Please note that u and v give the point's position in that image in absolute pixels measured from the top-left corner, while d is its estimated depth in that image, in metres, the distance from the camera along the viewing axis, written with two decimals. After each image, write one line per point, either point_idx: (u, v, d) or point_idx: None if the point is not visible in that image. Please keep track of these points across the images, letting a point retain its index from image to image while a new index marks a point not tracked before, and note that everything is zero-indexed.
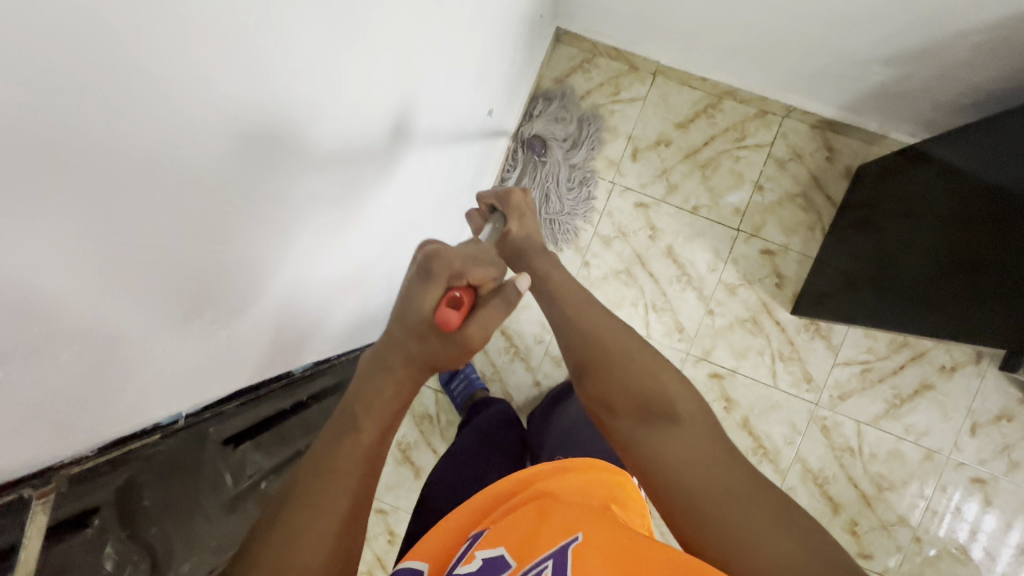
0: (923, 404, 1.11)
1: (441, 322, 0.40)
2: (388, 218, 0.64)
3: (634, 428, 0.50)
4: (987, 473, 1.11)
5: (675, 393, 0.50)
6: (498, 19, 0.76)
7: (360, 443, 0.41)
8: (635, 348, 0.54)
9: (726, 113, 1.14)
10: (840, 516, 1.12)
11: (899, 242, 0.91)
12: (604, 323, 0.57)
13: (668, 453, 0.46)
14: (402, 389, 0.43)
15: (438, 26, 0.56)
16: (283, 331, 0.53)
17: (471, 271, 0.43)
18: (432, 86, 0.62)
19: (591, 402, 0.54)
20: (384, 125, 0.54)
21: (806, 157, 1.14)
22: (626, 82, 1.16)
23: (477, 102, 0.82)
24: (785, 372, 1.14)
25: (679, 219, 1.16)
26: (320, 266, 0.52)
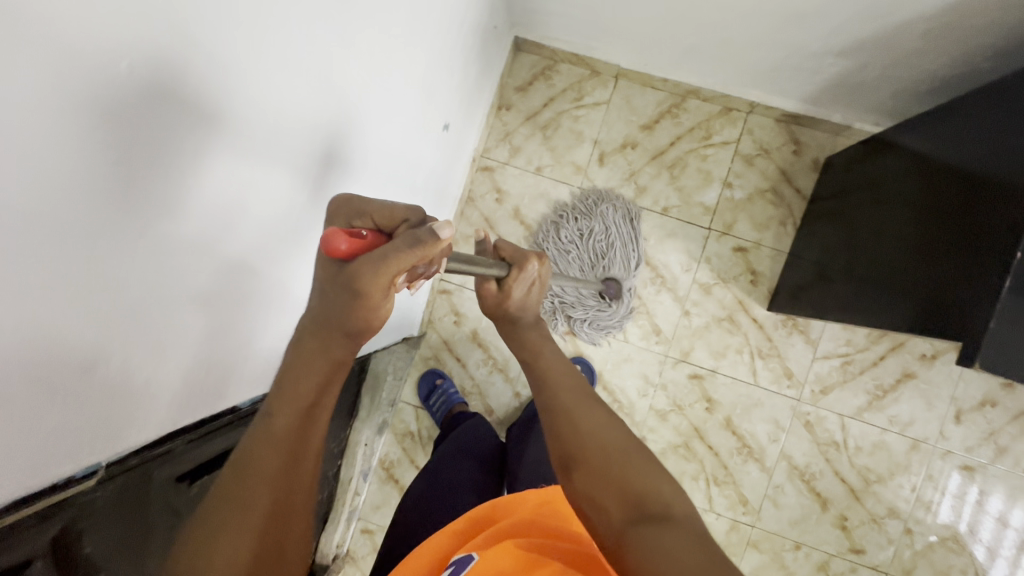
0: (906, 394, 1.10)
1: (327, 245, 0.38)
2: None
3: (628, 523, 0.44)
4: (975, 461, 1.09)
5: (670, 495, 0.46)
6: (442, 34, 0.76)
7: (276, 427, 0.40)
8: (629, 447, 0.51)
9: (690, 112, 1.14)
10: (829, 512, 1.11)
11: (871, 232, 0.89)
12: (589, 414, 0.55)
13: (663, 548, 0.41)
14: (313, 365, 0.43)
15: (374, 49, 0.57)
16: (231, 353, 0.53)
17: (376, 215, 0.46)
18: (375, 109, 0.62)
19: (580, 499, 0.49)
20: (326, 150, 0.54)
21: (773, 151, 1.13)
22: (589, 87, 1.15)
23: (429, 117, 0.82)
24: (766, 369, 1.13)
25: (650, 221, 1.15)
26: (267, 284, 0.54)
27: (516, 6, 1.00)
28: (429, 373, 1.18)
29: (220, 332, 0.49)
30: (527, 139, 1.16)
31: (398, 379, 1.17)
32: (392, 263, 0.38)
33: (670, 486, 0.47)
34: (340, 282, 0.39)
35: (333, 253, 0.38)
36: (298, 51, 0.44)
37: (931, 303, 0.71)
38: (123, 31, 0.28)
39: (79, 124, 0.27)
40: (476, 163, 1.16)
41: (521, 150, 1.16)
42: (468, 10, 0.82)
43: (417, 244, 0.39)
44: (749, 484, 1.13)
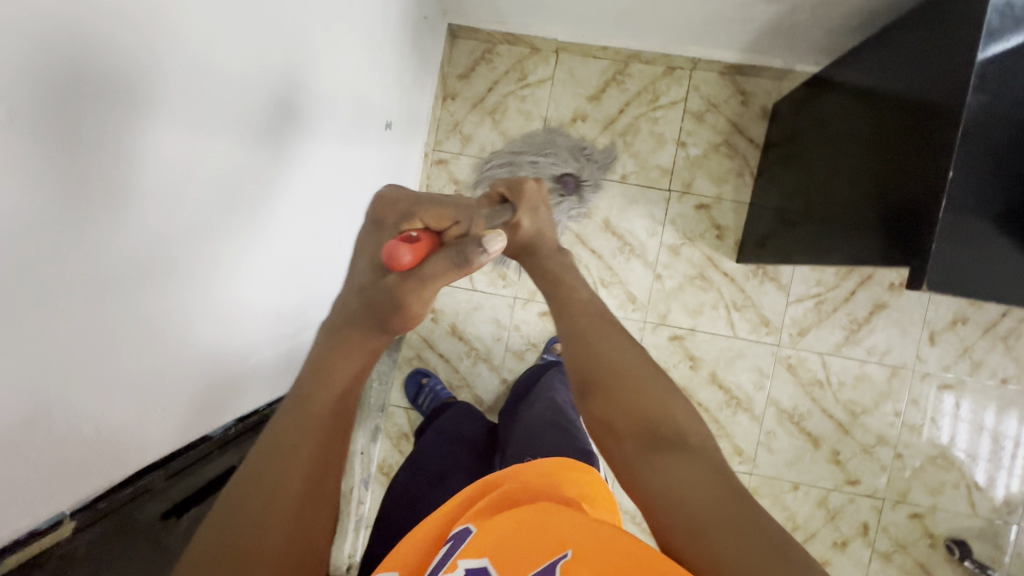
0: (881, 323, 1.12)
1: (392, 260, 0.42)
2: (284, 248, 0.65)
3: (639, 453, 0.41)
4: (953, 378, 1.12)
5: (685, 422, 0.43)
6: (367, 33, 0.74)
7: (313, 411, 0.39)
8: (646, 372, 0.46)
9: (635, 77, 1.13)
10: (821, 449, 1.14)
11: (824, 173, 0.89)
12: (609, 340, 0.49)
13: (678, 481, 0.38)
14: (351, 354, 0.42)
15: (296, 52, 0.55)
16: (190, 376, 0.53)
17: (420, 213, 0.47)
18: (310, 113, 0.62)
19: (593, 423, 0.46)
20: (258, 159, 0.53)
21: (721, 105, 1.13)
22: (531, 65, 1.14)
23: (368, 120, 0.81)
24: (743, 320, 1.14)
25: (611, 190, 1.15)
26: (213, 305, 0.53)
27: None
28: (415, 373, 1.18)
29: (165, 361, 0.48)
30: (477, 126, 1.15)
31: (384, 385, 1.17)
32: (434, 282, 0.42)
33: (687, 412, 0.44)
34: (387, 286, 0.42)
35: (398, 267, 0.42)
36: (209, 58, 0.42)
37: (881, 237, 0.71)
38: (46, 27, 0.29)
39: (19, 124, 0.29)
40: (430, 158, 1.15)
41: (472, 138, 1.15)
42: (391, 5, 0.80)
43: (464, 258, 0.42)
44: (741, 434, 1.15)
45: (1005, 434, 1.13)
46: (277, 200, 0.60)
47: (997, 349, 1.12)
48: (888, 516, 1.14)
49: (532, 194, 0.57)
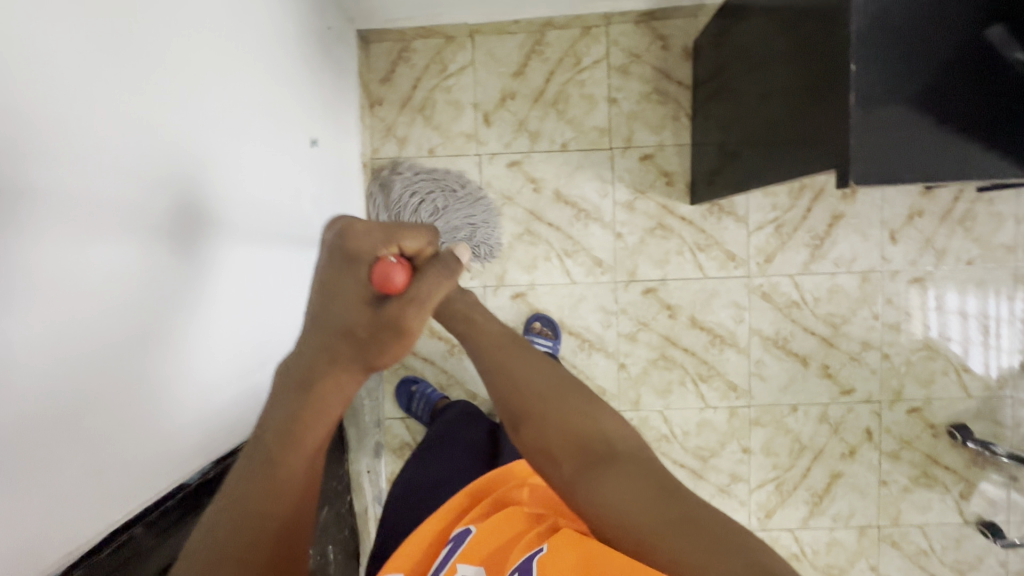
0: (842, 233, 1.14)
1: (386, 281, 0.44)
2: (227, 289, 0.64)
3: (578, 473, 0.48)
4: (922, 271, 1.15)
5: (607, 430, 0.50)
6: (266, 61, 0.73)
7: (280, 479, 0.44)
8: (563, 392, 0.53)
9: (553, 44, 1.13)
10: (811, 366, 1.16)
11: (757, 97, 0.88)
12: (524, 364, 0.55)
13: (607, 491, 0.45)
14: (325, 410, 0.47)
15: (187, 87, 0.55)
16: (150, 436, 0.52)
17: (402, 238, 0.46)
18: (211, 146, 0.59)
19: (530, 451, 0.51)
20: (173, 199, 0.53)
21: (644, 54, 1.13)
22: (450, 54, 1.13)
23: (287, 136, 0.80)
24: (710, 260, 1.15)
25: (555, 161, 1.14)
26: (159, 353, 0.52)
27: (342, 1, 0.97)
28: (404, 383, 1.17)
29: (115, 414, 0.47)
30: (410, 126, 1.15)
31: (375, 400, 1.17)
32: (435, 296, 0.46)
33: (609, 417, 0.52)
34: (380, 320, 0.45)
35: (391, 287, 0.45)
36: (81, 97, 0.42)
37: (811, 154, 0.72)
38: None
39: None
40: (370, 167, 1.15)
41: (408, 139, 1.15)
42: (286, 28, 0.79)
43: (451, 272, 0.47)
44: (732, 369, 1.17)
45: (981, 313, 1.15)
46: (208, 240, 0.59)
47: (957, 234, 1.14)
48: (888, 416, 1.17)
49: None
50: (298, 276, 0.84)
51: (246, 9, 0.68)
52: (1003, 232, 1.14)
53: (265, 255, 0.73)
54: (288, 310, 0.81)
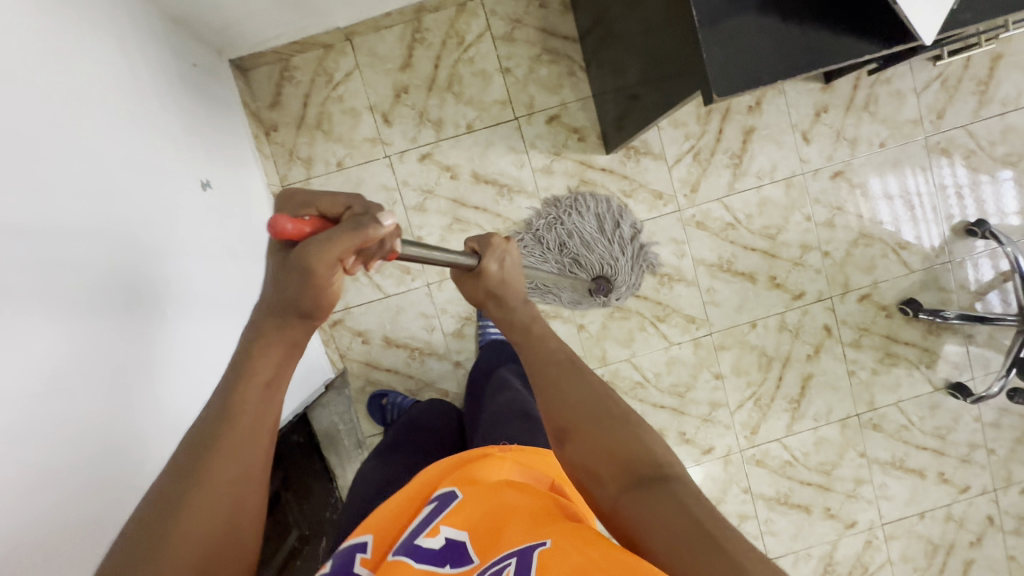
0: (758, 146, 1.16)
1: (275, 230, 0.39)
2: (155, 341, 0.67)
3: (621, 489, 0.42)
4: (840, 164, 1.17)
5: (661, 452, 0.44)
6: (127, 115, 0.70)
7: (237, 401, 0.41)
8: (616, 413, 0.48)
9: (433, 29, 1.11)
10: (759, 282, 1.19)
11: (640, 33, 0.87)
12: (574, 385, 0.51)
13: (656, 513, 0.39)
14: (274, 344, 0.44)
15: (45, 176, 0.54)
16: (63, 506, 0.51)
17: (319, 202, 0.43)
18: (69, 199, 0.56)
19: (575, 468, 0.46)
20: (64, 283, 0.54)
21: (524, 16, 1.12)
22: (332, 63, 1.11)
23: (169, 173, 0.77)
24: (639, 204, 1.16)
25: (464, 144, 1.13)
26: (99, 421, 0.56)
27: (203, 35, 0.94)
28: (374, 398, 1.15)
29: (73, 486, 0.52)
30: (312, 144, 1.12)
31: (350, 422, 1.16)
32: (330, 258, 0.40)
33: (659, 443, 0.45)
34: (290, 270, 0.41)
35: (278, 235, 0.39)
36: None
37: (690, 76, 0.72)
38: None
39: None
40: (283, 195, 1.12)
41: (313, 157, 1.12)
42: (135, 66, 0.74)
43: (357, 233, 0.39)
44: (686, 303, 1.18)
45: (904, 191, 1.19)
46: (117, 309, 0.61)
47: (864, 120, 1.16)
48: (842, 310, 1.20)
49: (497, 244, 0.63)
50: (234, 300, 0.87)
51: (84, 68, 0.64)
52: (907, 108, 1.17)
53: (188, 296, 0.75)
54: (233, 334, 0.85)
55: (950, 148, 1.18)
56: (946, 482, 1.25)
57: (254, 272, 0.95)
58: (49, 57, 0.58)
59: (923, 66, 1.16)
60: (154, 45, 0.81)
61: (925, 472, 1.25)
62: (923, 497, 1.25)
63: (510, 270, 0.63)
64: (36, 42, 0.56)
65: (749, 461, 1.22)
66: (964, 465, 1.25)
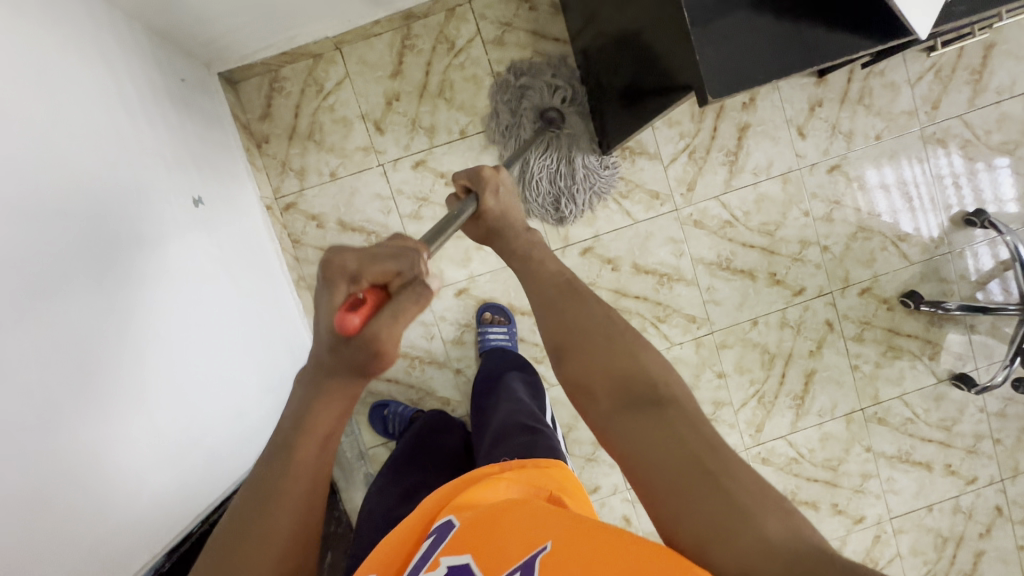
0: (753, 143, 1.15)
1: (344, 327, 0.40)
2: (160, 372, 0.67)
3: (613, 410, 0.46)
4: (836, 158, 1.17)
5: (656, 372, 0.48)
6: (118, 145, 0.70)
7: (296, 459, 0.46)
8: (616, 336, 0.51)
9: (422, 35, 1.10)
10: (759, 278, 1.18)
11: (631, 33, 0.86)
12: (578, 309, 0.53)
13: (641, 436, 0.43)
14: (333, 402, 0.47)
15: (38, 212, 0.53)
16: (59, 542, 0.50)
17: (367, 268, 0.42)
18: (57, 226, 0.55)
19: (572, 385, 0.50)
20: (67, 324, 0.54)
21: (514, 20, 1.11)
22: (322, 73, 1.10)
23: (160, 192, 0.76)
24: (635, 204, 1.15)
25: (458, 150, 1.13)
26: (106, 456, 0.57)
27: (191, 49, 0.93)
28: (375, 408, 1.15)
29: (82, 521, 0.53)
30: (304, 155, 1.11)
31: (352, 434, 1.15)
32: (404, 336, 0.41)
33: (654, 362, 0.49)
34: (351, 345, 0.42)
35: (349, 332, 0.41)
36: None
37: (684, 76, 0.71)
38: None
39: None
40: (277, 208, 1.11)
41: (306, 169, 1.11)
42: (122, 85, 0.73)
43: (420, 301, 0.42)
44: (686, 302, 1.18)
45: (902, 182, 1.18)
46: (121, 344, 0.61)
47: (859, 113, 1.16)
48: (843, 304, 1.20)
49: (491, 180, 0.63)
50: (236, 316, 0.87)
51: (71, 96, 0.63)
52: (902, 100, 1.16)
53: (191, 322, 0.76)
54: (239, 355, 0.85)
55: (946, 138, 1.18)
56: (953, 474, 1.24)
57: (250, 288, 0.94)
58: (34, 80, 0.57)
59: (916, 57, 1.15)
60: (140, 63, 0.80)
61: (932, 464, 1.24)
62: (930, 489, 1.24)
63: (507, 203, 0.65)
64: (20, 64, 0.55)
65: (754, 460, 1.22)
66: (971, 456, 1.24)
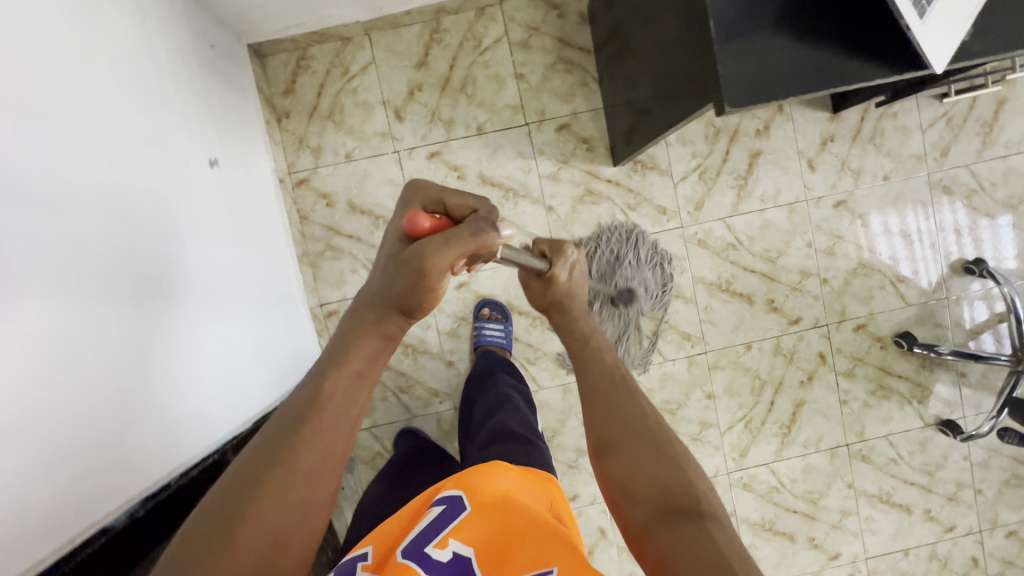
0: (763, 170, 1.17)
1: (414, 223, 0.50)
2: (161, 340, 0.67)
3: (654, 516, 0.43)
4: (843, 193, 1.18)
5: (702, 491, 0.45)
6: (141, 95, 0.70)
7: (329, 390, 0.46)
8: (665, 439, 0.49)
9: (451, 30, 1.12)
10: (757, 303, 1.19)
11: (655, 50, 0.88)
12: (626, 405, 0.52)
13: (685, 545, 0.39)
14: (369, 339, 0.49)
15: (60, 146, 0.54)
16: (52, 470, 0.49)
17: (447, 205, 0.54)
18: (73, 162, 0.56)
19: (610, 483, 0.47)
20: (75, 278, 0.54)
21: (542, 25, 1.13)
22: (349, 56, 1.12)
23: (176, 147, 0.77)
24: (642, 217, 1.16)
25: (473, 145, 1.14)
26: (106, 406, 0.57)
27: (223, 17, 0.95)
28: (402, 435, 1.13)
29: (80, 474, 0.53)
30: (322, 134, 1.13)
31: None
32: (450, 247, 0.48)
33: (700, 478, 0.46)
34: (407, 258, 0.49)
35: (416, 228, 0.50)
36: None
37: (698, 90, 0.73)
38: None
39: None
40: (289, 182, 1.12)
41: (322, 147, 1.13)
42: (153, 41, 0.75)
43: (476, 234, 0.48)
44: (683, 320, 1.18)
45: (906, 225, 1.20)
46: (122, 310, 0.61)
47: (869, 152, 1.18)
48: (838, 338, 1.20)
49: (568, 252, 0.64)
50: (236, 283, 0.87)
51: (101, 42, 0.64)
52: (911, 144, 1.18)
53: (188, 280, 0.75)
54: (235, 322, 0.85)
55: (952, 186, 1.20)
56: (932, 520, 1.24)
57: (255, 260, 0.95)
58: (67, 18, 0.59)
59: (929, 104, 1.18)
60: (173, 23, 0.81)
61: (912, 507, 1.24)
62: (908, 533, 1.24)
63: (578, 280, 0.66)
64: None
65: (735, 484, 1.21)
66: (951, 503, 1.24)
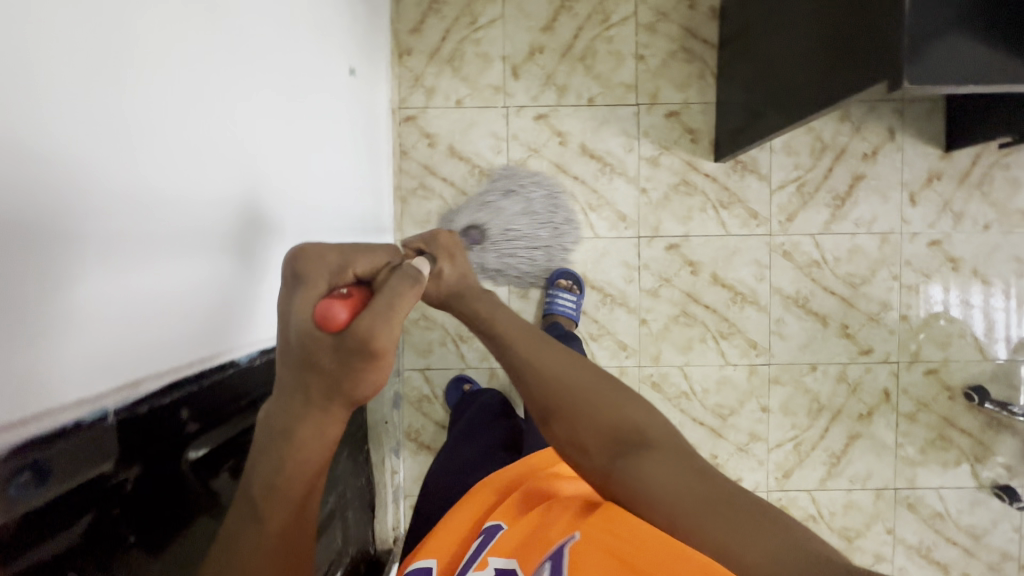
0: (863, 194, 1.16)
1: (328, 316, 0.39)
2: (267, 272, 0.62)
3: (611, 461, 0.49)
4: (940, 234, 1.16)
5: (638, 420, 0.52)
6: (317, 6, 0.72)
7: (270, 528, 0.43)
8: (593, 385, 0.54)
9: (582, 1, 1.14)
10: (831, 326, 1.17)
11: (777, 59, 0.89)
12: (551, 359, 0.56)
13: (647, 480, 0.47)
14: (303, 463, 0.43)
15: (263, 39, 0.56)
16: (203, 344, 0.51)
17: (352, 263, 0.45)
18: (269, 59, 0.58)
19: (563, 444, 0.52)
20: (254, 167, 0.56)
21: (671, 12, 1.15)
22: (480, 8, 1.14)
23: (329, 62, 0.79)
24: (732, 217, 1.16)
25: (581, 115, 1.15)
26: (248, 296, 0.58)
27: None
28: (456, 381, 1.17)
29: (221, 353, 0.54)
30: (438, 77, 1.15)
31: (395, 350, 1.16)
32: (398, 309, 0.41)
33: (640, 409, 0.53)
34: (336, 360, 0.40)
35: (333, 321, 0.40)
36: (65, 150, 0.33)
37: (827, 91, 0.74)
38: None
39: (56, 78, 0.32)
40: (396, 116, 1.15)
41: (436, 90, 1.15)
42: None
43: (409, 285, 0.42)
44: (753, 327, 1.17)
45: (998, 279, 1.17)
46: (230, 250, 0.54)
47: (974, 198, 1.16)
48: (906, 378, 1.18)
49: (446, 242, 0.60)
50: (348, 201, 0.89)
51: None
52: (1019, 198, 1.16)
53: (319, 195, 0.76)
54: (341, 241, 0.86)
55: None
56: None
57: (364, 180, 0.97)
58: None
59: None
60: None
61: (949, 568, 1.19)
62: None
63: (465, 266, 0.62)
64: None
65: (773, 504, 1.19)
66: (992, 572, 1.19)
